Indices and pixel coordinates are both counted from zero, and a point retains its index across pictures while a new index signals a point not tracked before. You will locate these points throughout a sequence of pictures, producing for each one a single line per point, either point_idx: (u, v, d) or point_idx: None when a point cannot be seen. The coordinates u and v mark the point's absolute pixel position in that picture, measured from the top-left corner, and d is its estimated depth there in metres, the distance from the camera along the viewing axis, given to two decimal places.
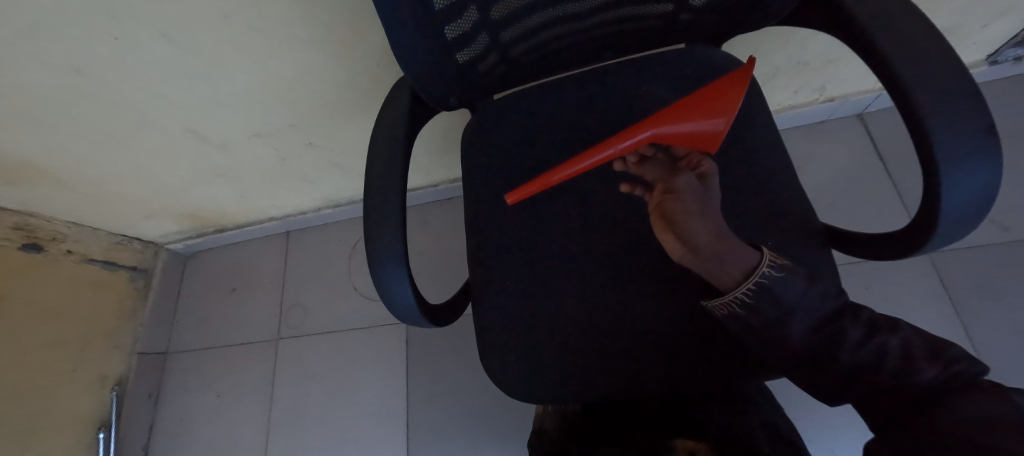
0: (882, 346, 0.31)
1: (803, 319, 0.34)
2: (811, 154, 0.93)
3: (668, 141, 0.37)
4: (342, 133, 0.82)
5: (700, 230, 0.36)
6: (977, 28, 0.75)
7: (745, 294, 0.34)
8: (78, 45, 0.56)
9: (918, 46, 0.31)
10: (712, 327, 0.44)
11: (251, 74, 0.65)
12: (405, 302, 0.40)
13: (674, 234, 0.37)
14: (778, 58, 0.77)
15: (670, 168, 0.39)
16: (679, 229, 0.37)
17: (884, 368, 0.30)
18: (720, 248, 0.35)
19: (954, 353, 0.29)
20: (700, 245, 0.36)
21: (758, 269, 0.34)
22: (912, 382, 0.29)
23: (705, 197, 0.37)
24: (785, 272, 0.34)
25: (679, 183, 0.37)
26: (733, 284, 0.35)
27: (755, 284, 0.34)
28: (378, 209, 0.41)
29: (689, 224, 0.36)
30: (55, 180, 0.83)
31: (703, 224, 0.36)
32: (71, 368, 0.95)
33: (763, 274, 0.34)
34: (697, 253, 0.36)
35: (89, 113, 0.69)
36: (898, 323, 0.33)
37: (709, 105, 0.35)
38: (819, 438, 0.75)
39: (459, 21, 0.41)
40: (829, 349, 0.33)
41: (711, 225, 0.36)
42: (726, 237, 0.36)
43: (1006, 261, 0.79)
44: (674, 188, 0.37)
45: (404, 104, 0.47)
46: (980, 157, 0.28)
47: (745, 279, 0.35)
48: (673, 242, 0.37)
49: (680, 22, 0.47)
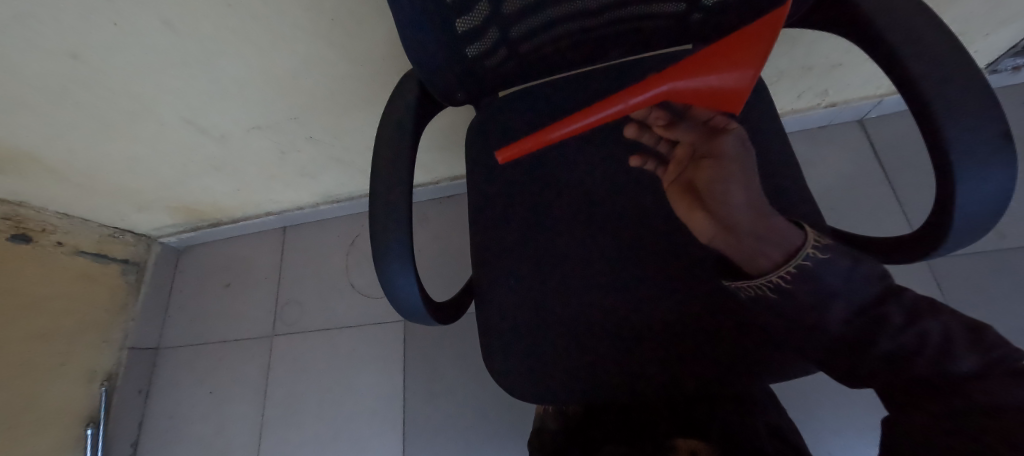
0: (923, 332, 0.29)
1: (843, 304, 0.32)
2: (811, 158, 0.93)
3: (688, 96, 0.36)
4: (342, 127, 0.81)
5: (739, 205, 0.35)
6: (978, 37, 0.76)
7: (783, 278, 0.33)
8: (74, 29, 0.54)
9: (933, 47, 0.31)
10: (717, 323, 0.43)
11: (252, 64, 0.64)
12: (409, 298, 0.40)
13: (707, 208, 0.37)
14: (784, 62, 0.77)
15: (705, 131, 0.38)
16: (713, 202, 0.37)
17: (920, 357, 0.29)
18: (760, 225, 0.35)
19: (994, 341, 0.28)
20: (737, 221, 0.35)
21: (802, 250, 0.33)
22: (950, 372, 0.28)
23: (748, 164, 0.37)
24: (829, 254, 0.32)
25: (721, 148, 0.37)
26: (771, 266, 0.34)
27: (797, 266, 0.33)
28: (384, 203, 0.40)
29: (726, 197, 0.36)
30: (45, 169, 0.81)
31: (741, 196, 0.36)
32: (59, 362, 0.92)
33: (807, 256, 0.33)
34: (732, 231, 0.36)
35: (83, 102, 0.67)
36: (938, 307, 0.31)
37: (736, 55, 0.34)
38: (816, 441, 0.75)
39: (470, 15, 0.41)
40: (863, 337, 0.31)
41: (750, 199, 0.35)
42: (767, 214, 0.35)
43: (1002, 266, 0.80)
44: (713, 154, 0.37)
45: (410, 97, 0.47)
46: (996, 157, 0.28)
47: (785, 262, 0.33)
48: (704, 217, 0.38)
49: (692, 22, 0.47)
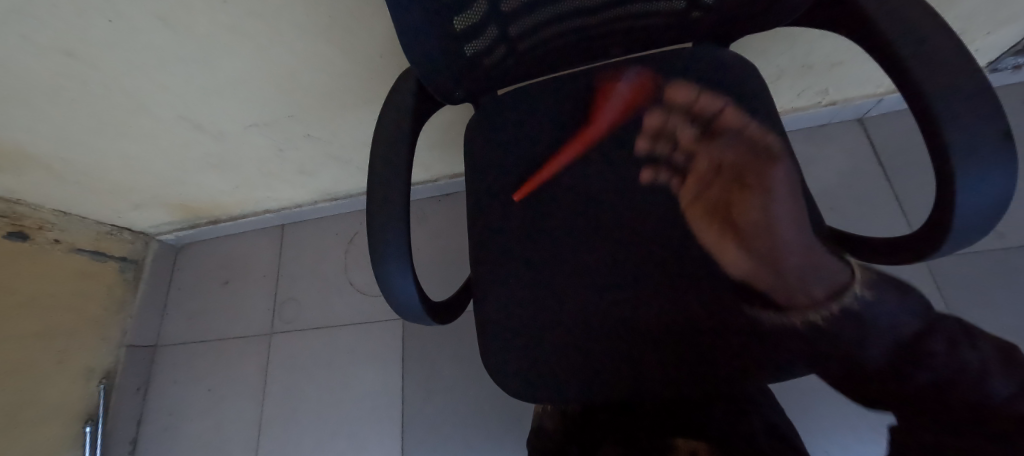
0: None
1: None
2: (810, 157, 0.93)
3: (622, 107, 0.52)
4: (340, 124, 0.81)
5: (794, 241, 0.43)
6: (979, 35, 0.76)
7: (826, 315, 0.41)
8: (69, 26, 0.54)
9: (936, 47, 0.31)
10: (719, 320, 0.43)
11: (249, 61, 0.63)
12: (407, 297, 0.39)
13: (743, 246, 0.44)
14: (784, 60, 0.77)
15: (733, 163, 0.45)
16: (747, 242, 0.44)
17: None
18: (808, 259, 0.43)
19: None
20: (761, 253, 0.43)
21: (851, 292, 0.42)
22: None
23: (800, 208, 0.43)
24: (873, 292, 0.42)
25: (771, 180, 0.44)
26: (821, 297, 0.42)
27: (846, 304, 0.41)
28: (382, 202, 0.40)
29: (780, 234, 0.43)
30: (41, 166, 0.81)
31: (797, 234, 0.43)
32: (57, 360, 0.92)
33: (858, 297, 0.42)
34: (759, 264, 0.43)
35: (77, 98, 0.66)
36: None
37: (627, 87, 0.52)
38: (814, 440, 0.75)
39: (468, 12, 0.40)
40: (904, 370, 0.38)
41: (803, 237, 0.43)
42: (816, 252, 0.43)
43: (1001, 266, 0.80)
44: (750, 184, 0.44)
45: (408, 95, 0.46)
46: (998, 158, 0.28)
47: (830, 300, 0.41)
48: (738, 252, 0.44)
49: (692, 20, 0.47)
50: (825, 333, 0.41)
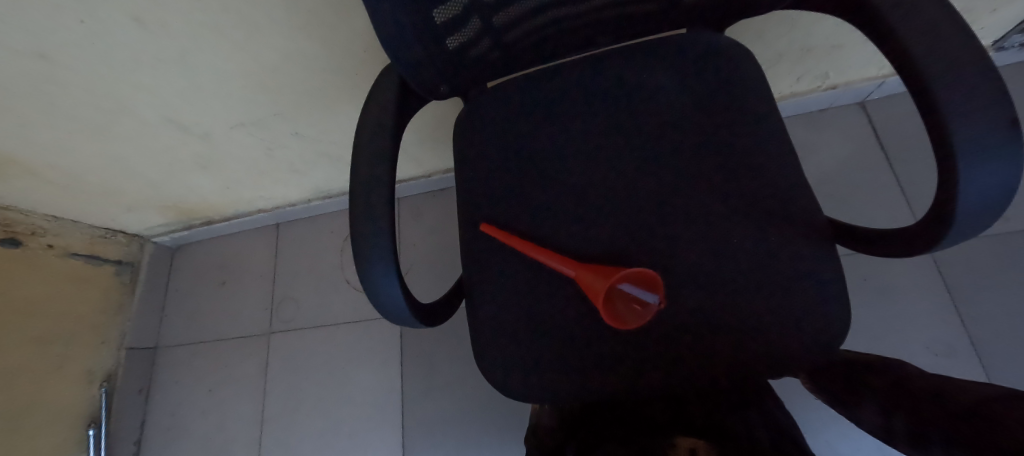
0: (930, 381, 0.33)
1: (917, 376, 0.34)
2: (810, 142, 0.91)
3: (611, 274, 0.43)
4: (327, 120, 0.79)
5: (750, 284, 0.42)
6: (984, 13, 0.73)
7: (791, 342, 0.40)
8: (38, 27, 0.52)
9: (941, 32, 0.29)
10: (724, 329, 0.42)
11: (230, 59, 0.61)
12: (393, 303, 0.38)
13: (705, 295, 0.43)
14: (783, 44, 0.75)
15: (700, 209, 0.45)
16: (706, 289, 0.43)
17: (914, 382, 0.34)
18: (766, 299, 0.41)
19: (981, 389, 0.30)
20: (716, 298, 0.42)
21: (827, 319, 0.40)
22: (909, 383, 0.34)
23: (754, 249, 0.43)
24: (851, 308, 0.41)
25: (728, 236, 0.44)
26: (790, 326, 0.40)
27: (816, 334, 0.40)
28: (364, 205, 0.39)
29: (735, 277, 0.42)
30: (28, 171, 0.80)
31: (751, 277, 0.42)
32: (56, 364, 0.92)
33: (836, 322, 0.40)
34: (715, 307, 0.42)
35: (59, 103, 0.65)
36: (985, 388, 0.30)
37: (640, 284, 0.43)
38: (816, 430, 0.76)
39: (448, 4, 0.38)
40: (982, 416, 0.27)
41: (761, 279, 0.42)
42: (771, 293, 0.41)
43: (1004, 250, 0.79)
44: (709, 234, 0.44)
45: (390, 93, 0.45)
46: (1006, 148, 0.27)
47: (796, 328, 0.40)
48: (698, 300, 0.43)
49: (684, 5, 0.45)
50: (825, 348, 0.40)
